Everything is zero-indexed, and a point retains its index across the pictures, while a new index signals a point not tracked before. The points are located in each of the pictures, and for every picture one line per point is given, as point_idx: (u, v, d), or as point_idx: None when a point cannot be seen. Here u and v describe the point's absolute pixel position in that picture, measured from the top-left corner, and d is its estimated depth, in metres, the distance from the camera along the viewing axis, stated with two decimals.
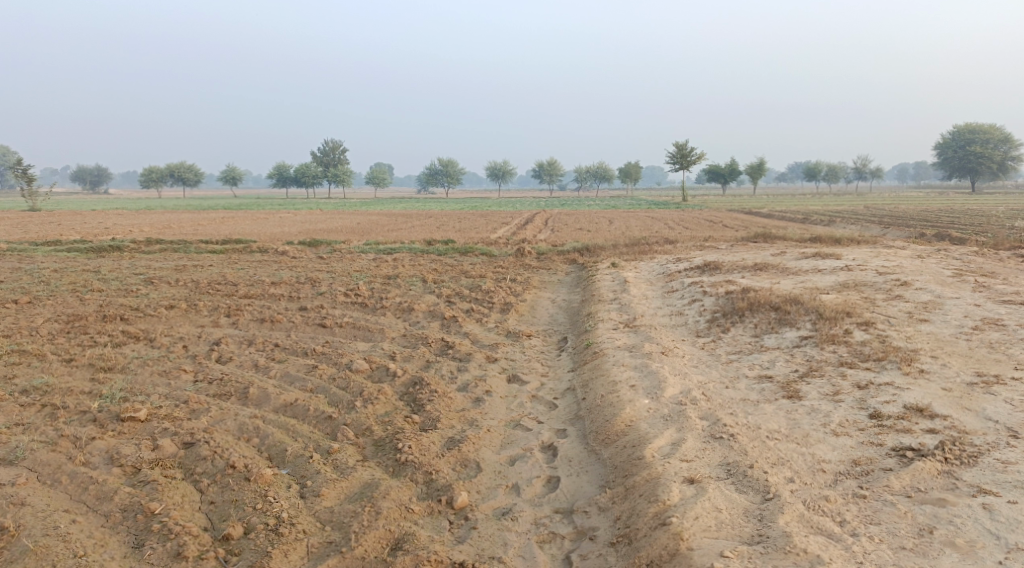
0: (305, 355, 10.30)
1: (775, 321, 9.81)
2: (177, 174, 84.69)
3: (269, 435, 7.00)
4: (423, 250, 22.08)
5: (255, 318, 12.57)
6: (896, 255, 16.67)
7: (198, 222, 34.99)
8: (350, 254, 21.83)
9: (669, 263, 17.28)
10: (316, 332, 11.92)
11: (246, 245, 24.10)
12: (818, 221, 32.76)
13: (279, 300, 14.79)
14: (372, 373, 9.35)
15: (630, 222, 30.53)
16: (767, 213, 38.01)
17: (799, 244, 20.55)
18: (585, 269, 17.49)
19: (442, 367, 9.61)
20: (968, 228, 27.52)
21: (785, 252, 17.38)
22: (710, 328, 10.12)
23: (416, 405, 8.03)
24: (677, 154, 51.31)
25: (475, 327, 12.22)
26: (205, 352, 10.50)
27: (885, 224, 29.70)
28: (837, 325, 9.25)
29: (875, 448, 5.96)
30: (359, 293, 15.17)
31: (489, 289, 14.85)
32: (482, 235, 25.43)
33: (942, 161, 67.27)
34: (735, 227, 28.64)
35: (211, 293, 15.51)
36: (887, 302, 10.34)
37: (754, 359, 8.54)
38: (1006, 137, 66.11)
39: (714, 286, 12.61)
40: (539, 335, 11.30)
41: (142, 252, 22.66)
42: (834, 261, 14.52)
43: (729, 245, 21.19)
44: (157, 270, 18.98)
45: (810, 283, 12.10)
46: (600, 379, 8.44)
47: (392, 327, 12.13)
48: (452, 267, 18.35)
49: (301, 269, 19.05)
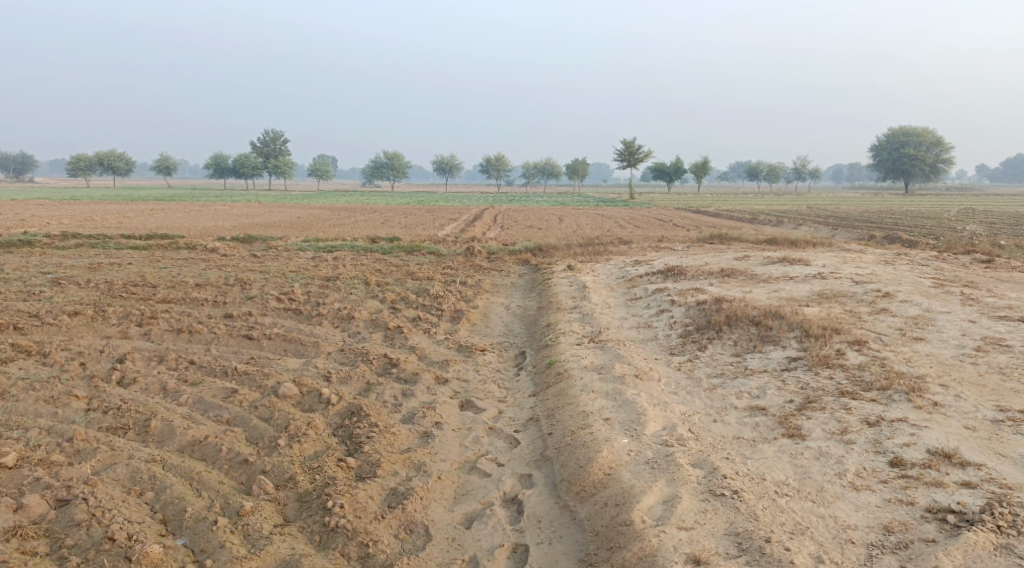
0: (225, 376, 9.03)
1: (756, 338, 8.83)
2: (107, 163, 81.16)
3: (167, 489, 5.97)
4: (365, 247, 20.75)
5: (170, 328, 11.18)
6: (862, 260, 15.85)
7: (126, 214, 33.00)
8: (285, 252, 20.38)
9: (627, 266, 16.23)
10: (240, 346, 10.59)
11: (173, 241, 22.46)
12: (765, 222, 32.13)
13: (202, 306, 13.37)
14: (302, 399, 8.13)
15: (580, 220, 29.59)
16: (715, 212, 37.48)
17: (756, 247, 19.81)
18: (539, 272, 16.36)
19: (384, 391, 8.42)
20: (917, 231, 27.22)
21: (748, 256, 16.47)
22: (685, 346, 9.09)
23: (353, 442, 6.84)
24: (623, 151, 50.67)
25: (421, 340, 10.98)
26: (106, 372, 9.16)
27: (834, 225, 29.15)
28: (827, 345, 8.27)
29: (907, 509, 5.02)
30: (293, 297, 13.83)
31: (437, 294, 13.62)
32: (428, 232, 24.14)
33: (878, 163, 67.89)
34: (687, 227, 27.86)
35: (126, 297, 14.02)
36: (874, 316, 9.41)
37: (740, 385, 7.49)
38: (939, 139, 66.94)
39: (682, 294, 11.62)
40: (493, 349, 10.15)
41: (56, 248, 20.87)
42: (805, 267, 13.65)
43: (685, 247, 20.23)
44: (70, 269, 17.34)
45: (786, 293, 11.14)
46: (568, 409, 7.34)
47: (328, 340, 10.85)
48: (397, 268, 17.08)
49: (231, 269, 17.60)
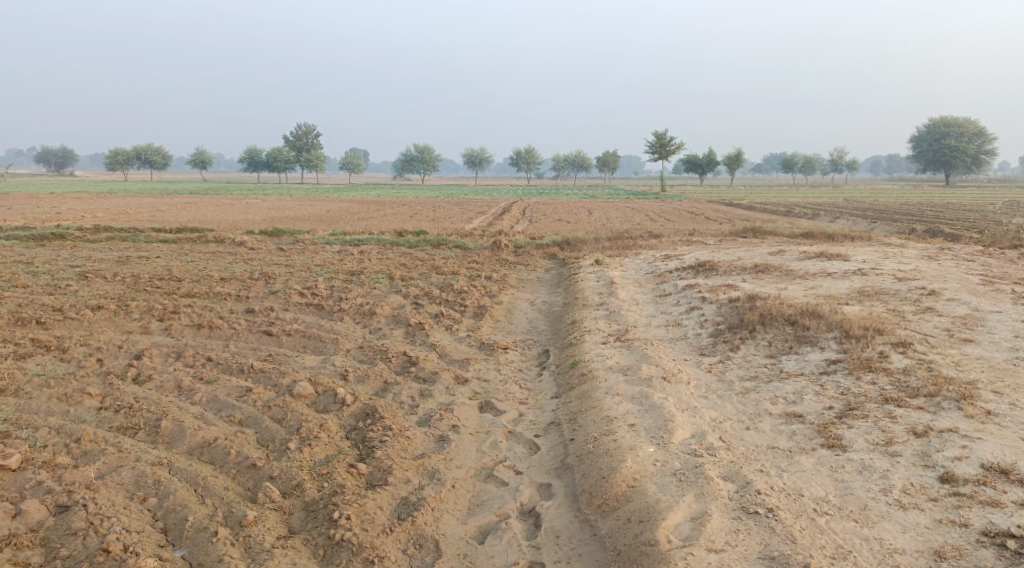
0: (241, 374, 8.76)
1: (792, 338, 8.38)
2: (143, 156, 81.92)
3: (170, 495, 5.70)
4: (392, 241, 20.50)
5: (190, 323, 10.97)
6: (904, 255, 15.25)
7: (159, 208, 33.12)
8: (312, 246, 20.17)
9: (658, 261, 15.78)
10: (259, 342, 10.33)
11: (201, 235, 22.39)
12: (800, 215, 31.38)
13: (225, 301, 13.17)
14: (317, 399, 7.83)
15: (611, 213, 29.12)
16: (748, 205, 36.78)
17: (791, 241, 19.25)
18: (567, 266, 15.97)
19: (402, 391, 8.11)
20: (959, 224, 26.39)
21: (784, 251, 15.93)
22: (716, 346, 8.67)
23: (365, 446, 6.52)
24: (656, 143, 50.04)
25: (443, 337, 10.65)
26: (121, 369, 8.94)
27: (871, 219, 28.39)
28: (869, 347, 7.80)
29: (960, 531, 4.65)
30: (316, 292, 13.58)
31: (461, 289, 13.29)
32: (456, 226, 23.83)
33: (916, 155, 66.39)
34: (720, 220, 27.26)
35: (150, 291, 13.86)
36: (919, 316, 8.90)
37: (775, 389, 7.06)
38: (981, 130, 65.32)
39: (714, 291, 11.17)
40: (516, 347, 9.79)
41: (87, 241, 20.89)
42: (843, 263, 13.12)
43: (718, 241, 19.72)
44: (97, 263, 17.26)
45: (824, 289, 10.65)
46: (591, 413, 6.98)
47: (348, 336, 10.56)
48: (423, 262, 16.78)
49: (257, 263, 17.42)
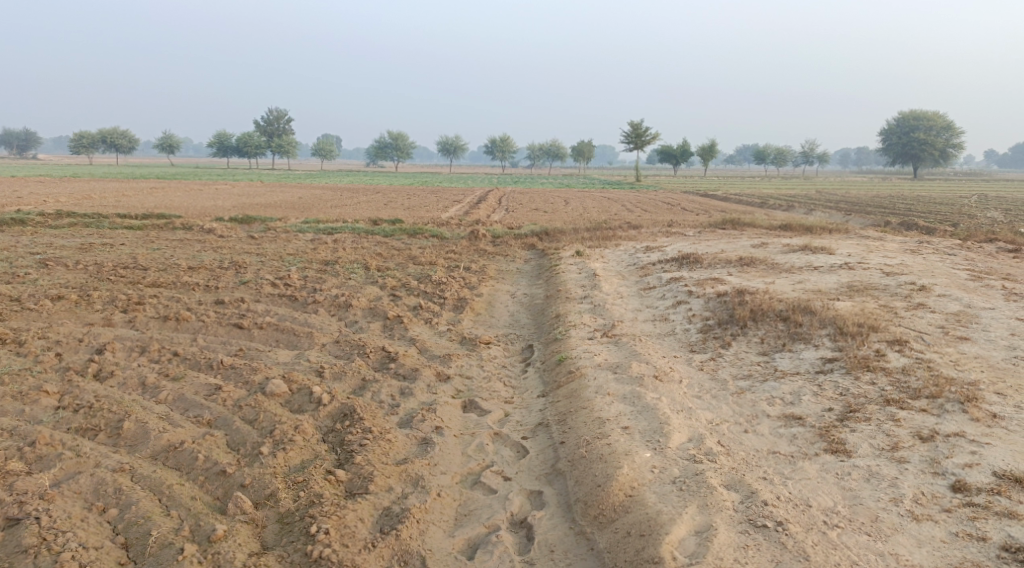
0: (210, 371, 8.37)
1: (785, 336, 8.14)
2: (109, 140, 80.26)
3: (132, 506, 5.46)
4: (366, 230, 20.07)
5: (157, 315, 10.51)
6: (887, 249, 15.10)
7: (126, 193, 32.27)
8: (284, 234, 19.67)
9: (638, 252, 15.50)
10: (230, 336, 9.91)
11: (170, 221, 21.78)
12: (775, 207, 31.27)
13: (194, 291, 12.70)
14: (292, 398, 7.46)
15: (587, 203, 28.84)
16: (723, 196, 36.68)
17: (770, 233, 19.06)
18: (546, 257, 15.65)
19: (380, 390, 7.76)
20: (933, 217, 26.40)
21: (766, 243, 15.72)
22: (706, 342, 8.41)
23: (344, 451, 6.18)
24: (631, 133, 49.83)
25: (422, 331, 10.30)
26: (83, 365, 8.50)
27: (846, 210, 28.36)
28: (865, 345, 7.57)
29: (979, 546, 4.49)
30: (289, 283, 13.15)
31: (440, 281, 12.93)
32: (432, 215, 23.40)
33: (886, 147, 66.80)
34: (696, 211, 27.05)
35: (114, 280, 13.35)
36: (912, 312, 8.69)
37: (771, 390, 6.80)
38: (950, 124, 65.90)
39: (700, 284, 10.90)
40: (498, 342, 9.46)
41: (49, 227, 20.21)
42: (828, 256, 12.93)
43: (697, 232, 19.51)
44: (60, 250, 16.67)
45: (812, 284, 10.43)
46: (581, 414, 6.68)
47: (323, 330, 10.17)
48: (398, 252, 16.38)
49: (227, 251, 16.92)
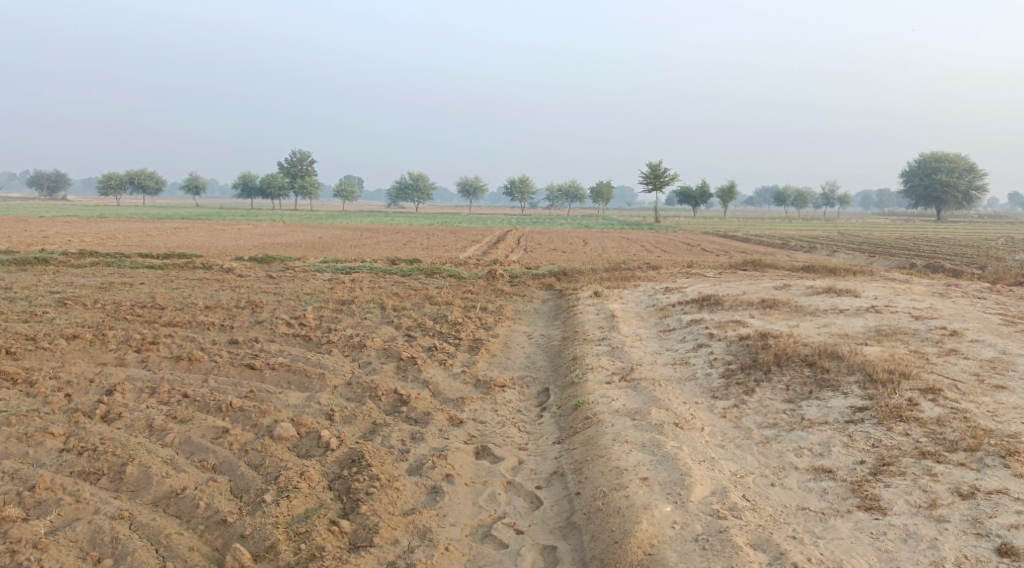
0: (219, 413, 8.15)
1: (811, 382, 7.82)
2: (136, 180, 81.31)
3: (129, 557, 5.23)
4: (385, 269, 19.94)
5: (168, 355, 10.34)
6: (914, 292, 14.74)
7: (148, 232, 32.47)
8: (303, 273, 19.59)
9: (658, 294, 15.23)
10: (241, 377, 9.71)
11: (189, 260, 21.80)
12: (797, 248, 30.91)
13: (208, 331, 12.55)
14: (299, 442, 7.22)
15: (607, 243, 28.63)
16: (744, 237, 36.38)
17: (793, 275, 18.74)
18: (564, 298, 15.42)
19: (391, 435, 7.50)
20: (959, 259, 25.96)
21: (789, 286, 15.40)
22: (729, 388, 8.10)
23: (349, 499, 5.91)
24: (650, 174, 49.75)
25: (437, 374, 10.05)
26: (90, 406, 8.32)
27: (870, 252, 27.95)
28: (897, 393, 7.24)
29: None
30: (303, 323, 12.98)
31: (455, 321, 12.71)
32: (450, 255, 23.26)
33: (908, 189, 66.30)
34: (717, 252, 26.76)
35: (130, 319, 13.24)
36: (944, 358, 8.35)
37: (798, 439, 6.48)
38: (973, 166, 65.40)
39: (722, 327, 10.61)
40: (513, 385, 9.19)
41: (70, 266, 20.25)
42: (854, 299, 12.59)
43: (718, 273, 19.22)
44: (79, 289, 16.63)
45: (838, 328, 10.11)
46: (598, 462, 6.40)
47: (335, 371, 9.95)
48: (415, 292, 16.21)
49: (244, 291, 16.83)
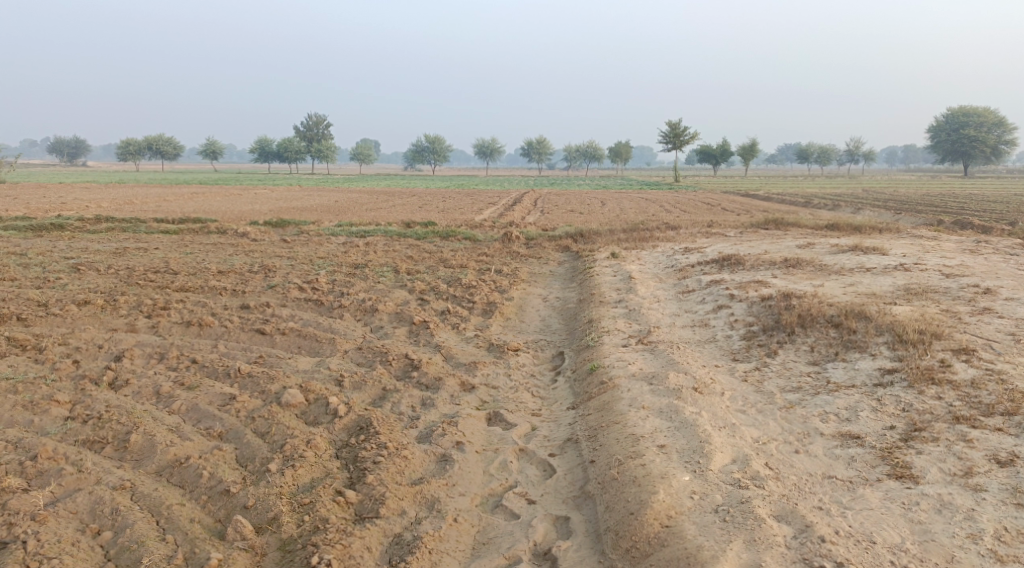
0: (227, 379, 7.96)
1: (837, 344, 7.52)
2: (154, 146, 81.29)
3: (128, 529, 5.06)
4: (400, 232, 19.70)
5: (179, 320, 10.15)
6: (942, 249, 14.31)
7: (164, 198, 32.36)
8: (317, 237, 19.39)
9: (677, 254, 14.90)
10: (251, 343, 9.51)
11: (204, 225, 21.63)
12: (820, 206, 30.30)
13: (220, 296, 12.37)
14: (307, 409, 7.02)
15: (625, 204, 28.20)
16: (765, 196, 35.78)
17: (816, 233, 18.31)
18: (581, 260, 15.11)
19: (401, 401, 7.29)
20: (986, 215, 25.34)
21: (812, 244, 14.99)
22: (751, 350, 7.80)
23: (356, 468, 5.70)
24: (670, 132, 48.94)
25: (450, 338, 9.81)
26: (98, 372, 8.14)
27: (896, 209, 27.33)
28: (928, 354, 6.92)
29: None
30: (316, 287, 12.77)
31: (470, 284, 12.45)
32: (466, 217, 22.96)
33: (934, 144, 64.94)
34: (737, 211, 26.29)
35: (142, 285, 13.08)
36: (977, 317, 8.01)
37: (824, 404, 6.20)
38: (1001, 120, 63.93)
39: (743, 287, 10.29)
40: (528, 348, 8.95)
41: (85, 232, 20.14)
42: (880, 257, 12.21)
43: (739, 233, 18.81)
44: (93, 255, 16.51)
45: (864, 286, 9.76)
46: (613, 428, 6.14)
47: (347, 336, 9.74)
48: (430, 255, 15.96)
49: (258, 255, 16.64)
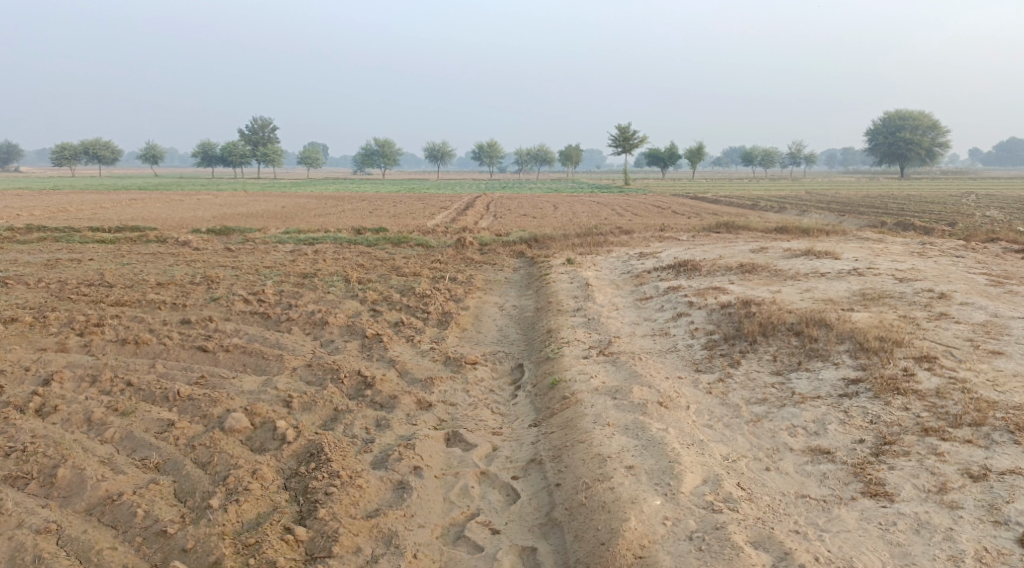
0: (166, 403, 7.56)
1: (800, 353, 7.40)
2: (91, 151, 78.93)
3: None
4: (349, 240, 19.27)
5: (115, 338, 9.65)
6: (892, 251, 14.40)
7: (102, 205, 31.31)
8: (263, 245, 18.86)
9: (632, 259, 14.76)
10: (192, 361, 9.08)
11: (143, 234, 20.89)
12: (767, 209, 30.54)
13: (159, 310, 11.87)
14: (253, 434, 6.67)
15: (577, 208, 28.09)
16: (714, 199, 36.03)
17: (767, 237, 18.36)
18: (535, 266, 14.90)
19: (354, 423, 6.98)
20: (929, 216, 25.78)
21: (765, 248, 14.99)
22: (713, 361, 7.65)
23: (307, 502, 5.57)
24: (619, 136, 49.06)
25: (404, 352, 9.50)
26: (25, 397, 7.66)
27: (840, 211, 27.66)
28: (891, 363, 6.83)
29: None
30: (262, 299, 12.32)
31: (423, 293, 12.13)
32: (417, 223, 22.58)
33: (873, 146, 66.31)
34: (688, 214, 26.35)
35: (76, 300, 12.48)
36: (936, 324, 7.96)
37: (791, 416, 6.04)
38: (936, 123, 65.59)
39: (701, 294, 10.16)
40: (485, 361, 8.69)
41: (17, 243, 19.29)
42: (834, 261, 12.21)
43: (692, 236, 18.78)
44: (24, 268, 15.77)
45: (821, 292, 9.70)
46: (578, 448, 5.92)
47: (295, 352, 9.37)
48: (381, 263, 15.59)
49: (201, 265, 16.09)
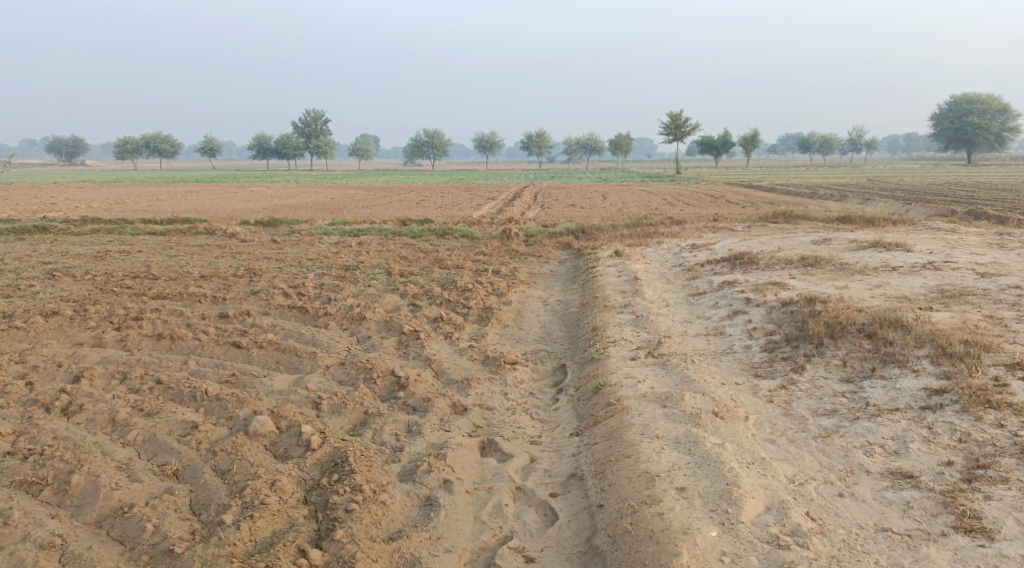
0: (192, 403, 7.16)
1: (872, 358, 6.67)
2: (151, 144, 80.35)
3: None
4: (394, 231, 18.85)
5: (150, 332, 9.31)
6: (966, 243, 13.44)
7: (157, 197, 31.54)
8: (309, 236, 18.59)
9: (684, 251, 14.05)
10: (225, 358, 8.69)
11: (193, 225, 20.80)
12: (827, 197, 29.37)
13: (199, 303, 11.56)
14: (278, 439, 6.22)
15: (627, 197, 27.36)
16: (770, 187, 34.90)
17: (828, 226, 17.45)
18: (583, 258, 14.28)
19: (383, 428, 6.48)
20: (999, 205, 24.44)
21: (827, 240, 14.15)
22: (773, 365, 6.97)
23: (326, 519, 5.09)
24: (670, 124, 48.07)
25: (442, 350, 9.01)
26: (51, 394, 7.33)
27: (905, 200, 26.38)
28: (978, 371, 6.08)
29: None
30: (303, 292, 11.95)
31: (465, 287, 11.62)
32: (464, 214, 22.12)
33: (937, 132, 63.89)
34: (743, 204, 25.44)
35: (118, 293, 12.24)
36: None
37: (866, 430, 5.36)
38: (1005, 107, 62.92)
39: (760, 290, 9.45)
40: (525, 360, 8.13)
41: (70, 234, 19.32)
42: (906, 254, 11.34)
43: (748, 227, 17.94)
44: (73, 259, 15.69)
45: (894, 289, 8.91)
46: (623, 462, 5.36)
47: (329, 349, 8.92)
48: (425, 255, 15.15)
49: (246, 257, 15.84)
